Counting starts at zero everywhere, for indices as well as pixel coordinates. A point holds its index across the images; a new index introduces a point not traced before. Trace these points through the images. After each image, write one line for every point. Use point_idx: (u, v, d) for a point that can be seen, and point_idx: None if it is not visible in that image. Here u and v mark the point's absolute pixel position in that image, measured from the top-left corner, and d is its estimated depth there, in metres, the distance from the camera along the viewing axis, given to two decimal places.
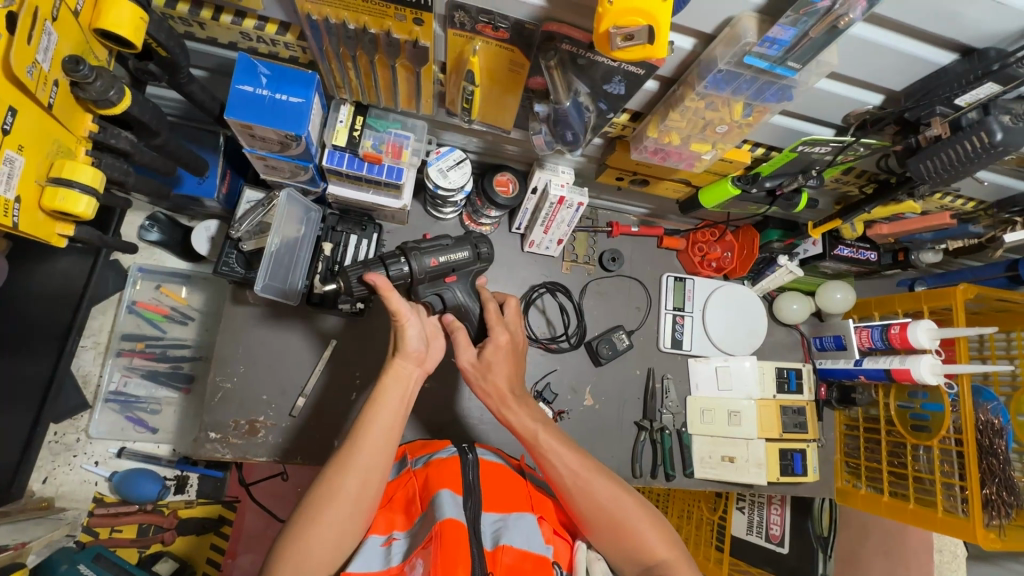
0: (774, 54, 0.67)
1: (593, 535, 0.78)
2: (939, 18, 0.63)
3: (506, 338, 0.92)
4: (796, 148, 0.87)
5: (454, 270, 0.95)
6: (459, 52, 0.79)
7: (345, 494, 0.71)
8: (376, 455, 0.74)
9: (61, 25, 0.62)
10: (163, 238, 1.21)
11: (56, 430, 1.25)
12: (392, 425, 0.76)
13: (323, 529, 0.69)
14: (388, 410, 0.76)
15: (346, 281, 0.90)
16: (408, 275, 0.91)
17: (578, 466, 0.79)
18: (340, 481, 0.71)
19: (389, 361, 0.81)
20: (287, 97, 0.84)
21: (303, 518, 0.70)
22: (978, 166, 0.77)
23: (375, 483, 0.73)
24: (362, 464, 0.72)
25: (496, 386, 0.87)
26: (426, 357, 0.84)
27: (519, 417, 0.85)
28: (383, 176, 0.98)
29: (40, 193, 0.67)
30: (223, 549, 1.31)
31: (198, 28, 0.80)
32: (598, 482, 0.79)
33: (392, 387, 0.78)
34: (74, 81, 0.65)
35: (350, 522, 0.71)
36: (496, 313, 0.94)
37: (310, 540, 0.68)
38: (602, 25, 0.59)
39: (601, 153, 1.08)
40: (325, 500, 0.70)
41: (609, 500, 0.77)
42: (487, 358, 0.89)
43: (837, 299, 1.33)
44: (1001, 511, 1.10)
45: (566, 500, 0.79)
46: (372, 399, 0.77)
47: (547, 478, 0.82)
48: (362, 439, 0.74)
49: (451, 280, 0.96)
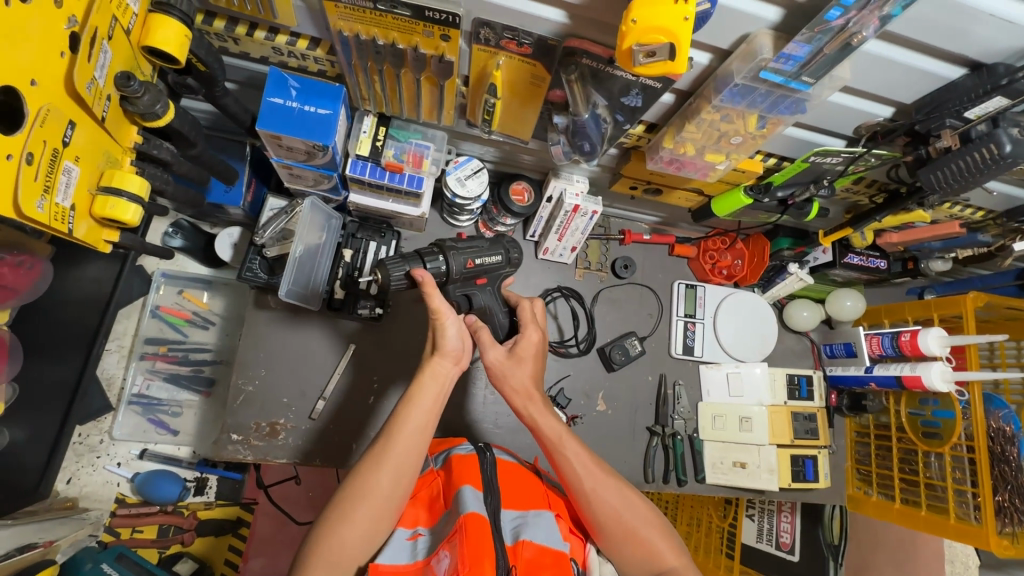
0: (789, 69, 0.69)
1: (605, 540, 0.79)
2: (949, 35, 0.65)
3: (537, 335, 0.93)
4: (808, 159, 0.89)
5: (486, 273, 0.97)
6: (483, 66, 0.82)
7: (378, 492, 0.73)
8: (409, 453, 0.76)
9: (116, 44, 0.66)
10: (186, 244, 1.26)
11: (81, 432, 1.27)
12: (425, 424, 0.78)
13: (356, 525, 0.72)
14: (420, 410, 0.78)
15: (385, 274, 0.88)
16: (445, 274, 0.91)
17: (597, 470, 0.81)
18: (374, 478, 0.74)
19: (427, 359, 0.84)
20: (315, 109, 0.87)
21: (336, 514, 0.73)
22: (988, 176, 0.79)
23: (406, 481, 0.76)
24: (395, 459, 0.75)
25: (523, 383, 0.88)
26: (464, 354, 0.85)
27: (545, 417, 0.85)
28: (404, 185, 1.01)
29: (91, 202, 0.70)
30: (241, 551, 1.32)
31: (233, 43, 0.84)
32: (614, 489, 0.80)
33: (424, 387, 0.80)
34: (124, 95, 0.69)
35: (381, 518, 0.74)
36: (530, 311, 0.95)
37: (343, 536, 0.71)
38: (626, 42, 0.61)
39: (615, 163, 1.11)
40: (359, 497, 0.73)
41: (625, 507, 0.79)
42: (519, 353, 0.90)
43: (847, 306, 1.35)
44: (1013, 518, 1.11)
45: (582, 504, 0.80)
46: (405, 399, 0.79)
47: (564, 480, 0.82)
48: (395, 439, 0.76)
49: (482, 283, 0.97)
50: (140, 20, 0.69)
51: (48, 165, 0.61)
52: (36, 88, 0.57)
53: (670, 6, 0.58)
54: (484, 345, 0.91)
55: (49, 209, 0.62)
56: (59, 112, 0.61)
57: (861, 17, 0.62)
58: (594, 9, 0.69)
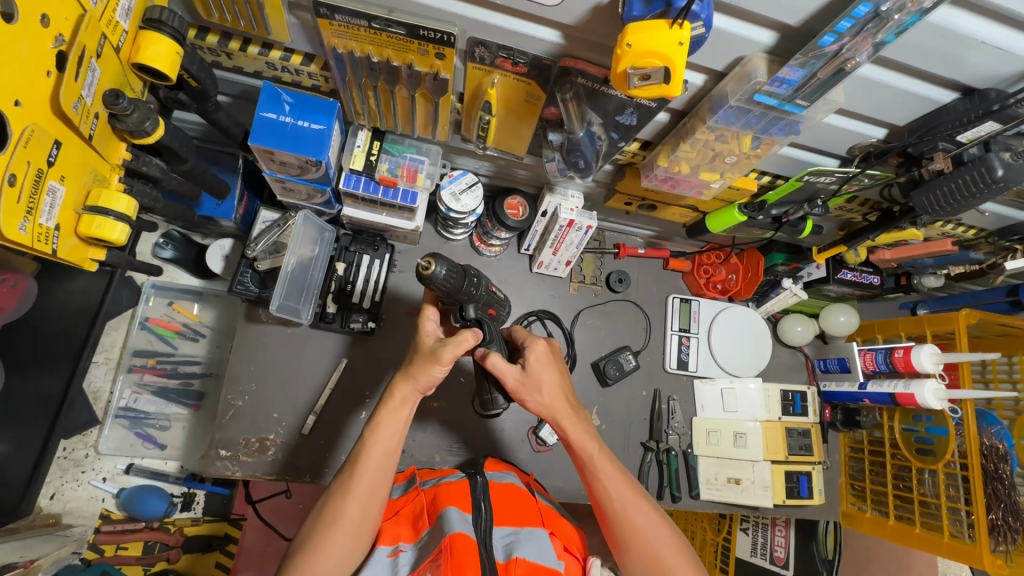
0: (783, 92, 0.69)
1: (627, 560, 0.80)
2: (943, 61, 0.66)
3: (543, 344, 0.87)
4: (803, 178, 0.91)
5: (495, 306, 0.98)
6: (478, 84, 0.82)
7: (349, 516, 0.76)
8: (377, 478, 0.79)
9: (104, 61, 0.65)
10: (177, 255, 1.24)
11: (65, 446, 1.25)
12: (393, 447, 0.81)
13: (329, 551, 0.74)
14: (388, 432, 0.81)
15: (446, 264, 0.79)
16: (481, 291, 0.89)
17: (627, 491, 0.82)
18: (344, 504, 0.76)
19: (392, 384, 0.84)
20: (309, 124, 0.86)
21: (312, 540, 0.76)
22: (982, 198, 0.79)
23: (376, 503, 0.79)
24: (364, 486, 0.77)
25: (551, 399, 0.85)
26: (430, 386, 0.85)
27: (578, 433, 0.85)
28: (398, 200, 1.00)
29: (76, 221, 0.68)
30: (228, 566, 1.31)
31: (226, 58, 0.83)
32: (646, 513, 0.81)
33: (390, 411, 0.82)
34: (112, 113, 0.68)
35: (354, 541, 0.76)
36: (524, 332, 0.91)
37: (315, 562, 0.74)
38: (620, 66, 0.62)
39: (610, 178, 1.11)
40: (330, 523, 0.75)
41: (650, 527, 0.80)
42: (533, 372, 0.85)
43: (841, 321, 1.36)
44: (1006, 537, 1.11)
45: (609, 522, 0.81)
46: (373, 424, 0.81)
47: (594, 496, 0.83)
48: (363, 464, 0.78)
49: (493, 313, 0.96)
50: (130, 37, 0.68)
51: (31, 186, 0.60)
52: (20, 108, 0.56)
53: (664, 31, 0.58)
54: (497, 372, 0.85)
55: (32, 230, 0.61)
56: (44, 131, 0.60)
57: (854, 44, 0.62)
58: (590, 32, 0.69)
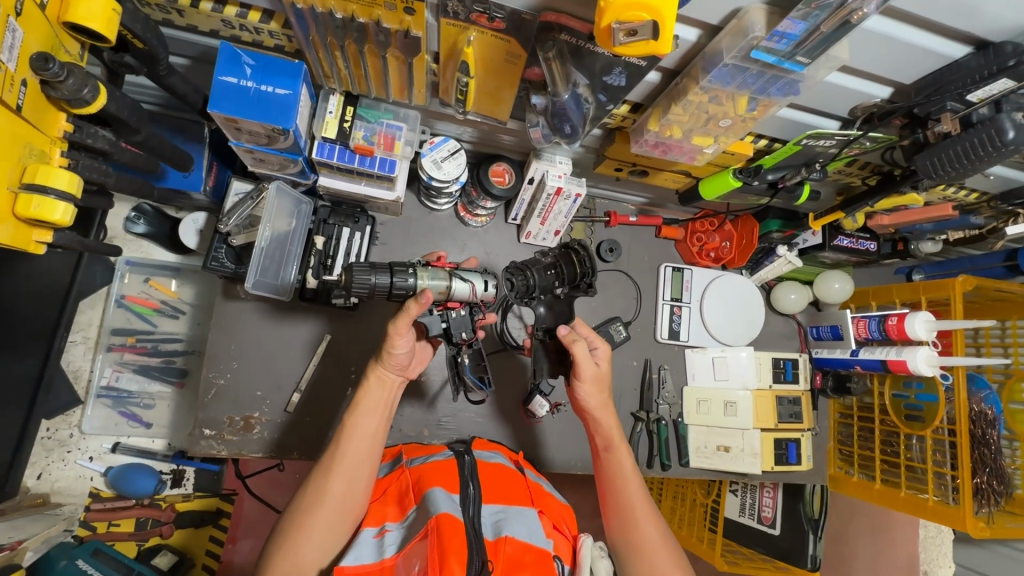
0: (782, 48, 0.64)
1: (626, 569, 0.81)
2: (956, 11, 0.61)
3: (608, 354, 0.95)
4: (800, 143, 0.85)
5: (464, 303, 0.90)
6: (453, 43, 0.75)
7: (333, 494, 0.76)
8: (361, 458, 0.79)
9: (27, 20, 0.59)
10: (150, 229, 1.21)
11: (48, 426, 1.23)
12: (376, 430, 0.82)
13: (311, 531, 0.75)
14: (368, 414, 0.82)
15: (349, 278, 0.83)
16: (412, 288, 0.85)
17: (651, 506, 0.86)
18: (326, 484, 0.77)
19: (373, 366, 0.85)
20: (274, 88, 0.80)
21: (297, 519, 0.76)
22: (990, 162, 0.74)
23: (361, 484, 0.79)
24: (348, 467, 0.78)
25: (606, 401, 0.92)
26: (408, 365, 0.87)
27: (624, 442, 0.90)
28: (375, 169, 0.95)
29: (13, 201, 0.64)
30: (222, 540, 1.32)
31: (177, 15, 0.76)
32: (664, 533, 0.83)
33: (371, 394, 0.84)
34: (44, 79, 0.62)
35: (336, 523, 0.76)
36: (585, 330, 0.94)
37: (297, 543, 0.74)
38: (604, 19, 0.56)
39: (599, 143, 1.05)
40: (313, 503, 0.76)
41: (660, 546, 0.82)
42: (603, 370, 0.91)
43: (836, 288, 1.33)
44: (990, 499, 1.13)
45: (627, 526, 0.84)
46: (354, 403, 0.83)
47: (619, 502, 0.86)
48: (345, 444, 0.79)
49: (456, 308, 0.90)
50: None
51: None
52: None
53: None
54: (577, 362, 0.88)
55: None
56: None
57: None
58: None
